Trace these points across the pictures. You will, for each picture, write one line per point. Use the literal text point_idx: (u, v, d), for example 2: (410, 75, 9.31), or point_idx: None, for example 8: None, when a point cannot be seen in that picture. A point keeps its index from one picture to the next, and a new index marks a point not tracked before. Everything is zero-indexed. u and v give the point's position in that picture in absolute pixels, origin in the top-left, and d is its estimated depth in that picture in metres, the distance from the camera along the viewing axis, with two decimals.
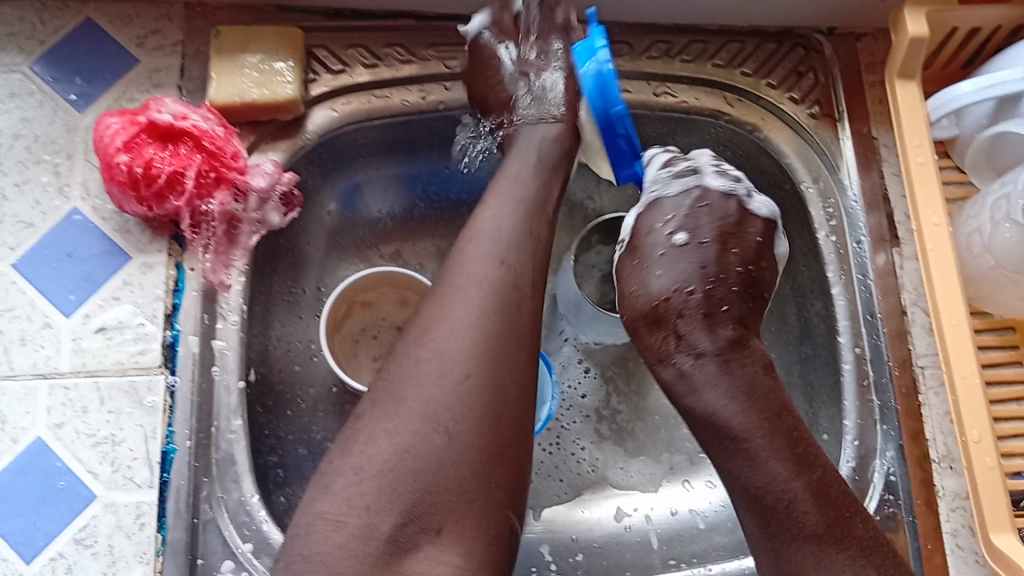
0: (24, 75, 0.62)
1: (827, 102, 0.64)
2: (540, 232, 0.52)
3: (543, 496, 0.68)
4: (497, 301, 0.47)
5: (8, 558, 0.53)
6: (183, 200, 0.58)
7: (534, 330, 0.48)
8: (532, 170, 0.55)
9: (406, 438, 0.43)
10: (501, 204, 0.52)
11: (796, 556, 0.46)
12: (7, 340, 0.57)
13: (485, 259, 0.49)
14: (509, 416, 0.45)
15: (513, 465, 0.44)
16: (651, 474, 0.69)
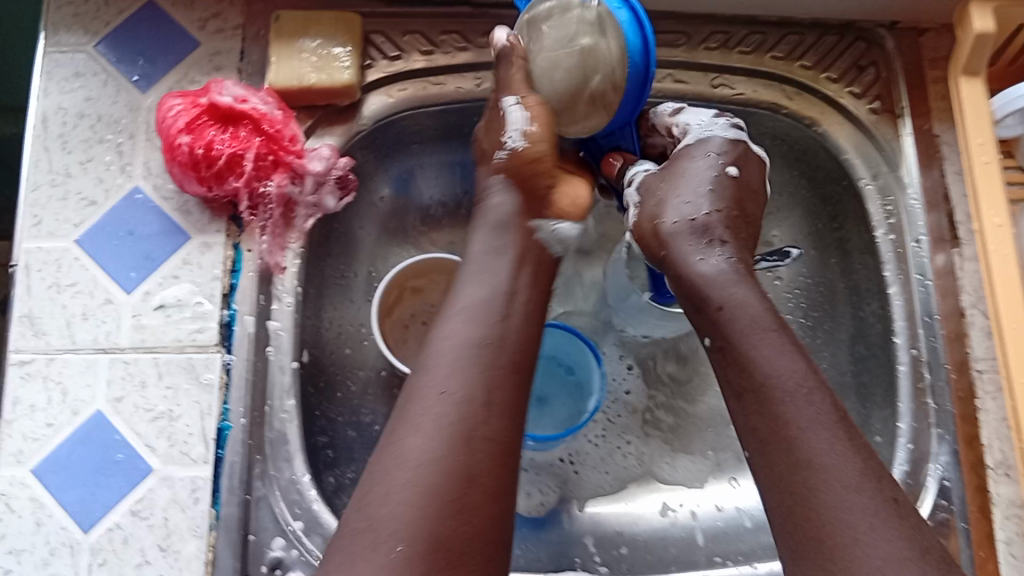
0: (89, 55, 0.64)
1: (889, 98, 0.63)
2: (499, 344, 0.46)
3: (588, 487, 0.68)
4: (448, 423, 0.42)
5: (68, 526, 0.54)
6: (241, 182, 0.59)
7: (493, 440, 0.43)
8: (483, 282, 0.49)
9: (384, 507, 0.40)
10: (454, 326, 0.47)
11: (792, 441, 0.43)
12: (70, 314, 0.58)
13: (429, 391, 0.44)
14: (485, 480, 0.42)
15: (488, 531, 0.41)
16: (697, 472, 0.69)
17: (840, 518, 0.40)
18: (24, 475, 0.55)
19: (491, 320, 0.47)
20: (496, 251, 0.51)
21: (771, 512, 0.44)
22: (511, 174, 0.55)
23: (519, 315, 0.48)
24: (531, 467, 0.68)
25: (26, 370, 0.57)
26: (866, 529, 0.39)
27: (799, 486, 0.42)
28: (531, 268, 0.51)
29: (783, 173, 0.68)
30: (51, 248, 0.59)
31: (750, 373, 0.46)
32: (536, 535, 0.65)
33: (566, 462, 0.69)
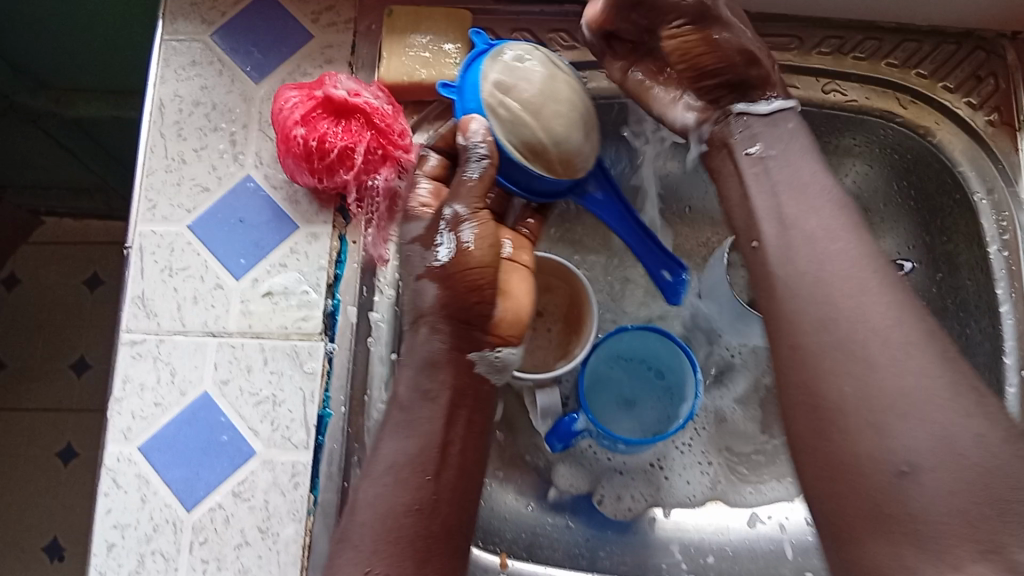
0: (206, 45, 0.65)
1: (1008, 110, 0.61)
2: (425, 461, 0.49)
3: (679, 494, 0.68)
4: (397, 547, 0.47)
5: (171, 504, 0.56)
6: (351, 175, 0.60)
7: (441, 515, 0.49)
8: (419, 396, 0.51)
9: None
10: (392, 437, 0.50)
11: (840, 359, 0.44)
12: (181, 298, 0.60)
13: (372, 510, 0.48)
14: None
15: None
16: (788, 485, 0.68)
17: (871, 449, 0.42)
18: (132, 452, 0.57)
19: (432, 431, 0.50)
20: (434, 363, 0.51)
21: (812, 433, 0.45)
22: (444, 319, 0.50)
23: (457, 421, 0.51)
24: (624, 470, 0.68)
25: (138, 349, 0.59)
26: (919, 433, 0.41)
27: (839, 404, 0.43)
28: (470, 406, 0.52)
29: (887, 182, 0.68)
30: (165, 232, 0.61)
31: (805, 272, 0.47)
32: (621, 538, 0.66)
33: (657, 468, 0.68)
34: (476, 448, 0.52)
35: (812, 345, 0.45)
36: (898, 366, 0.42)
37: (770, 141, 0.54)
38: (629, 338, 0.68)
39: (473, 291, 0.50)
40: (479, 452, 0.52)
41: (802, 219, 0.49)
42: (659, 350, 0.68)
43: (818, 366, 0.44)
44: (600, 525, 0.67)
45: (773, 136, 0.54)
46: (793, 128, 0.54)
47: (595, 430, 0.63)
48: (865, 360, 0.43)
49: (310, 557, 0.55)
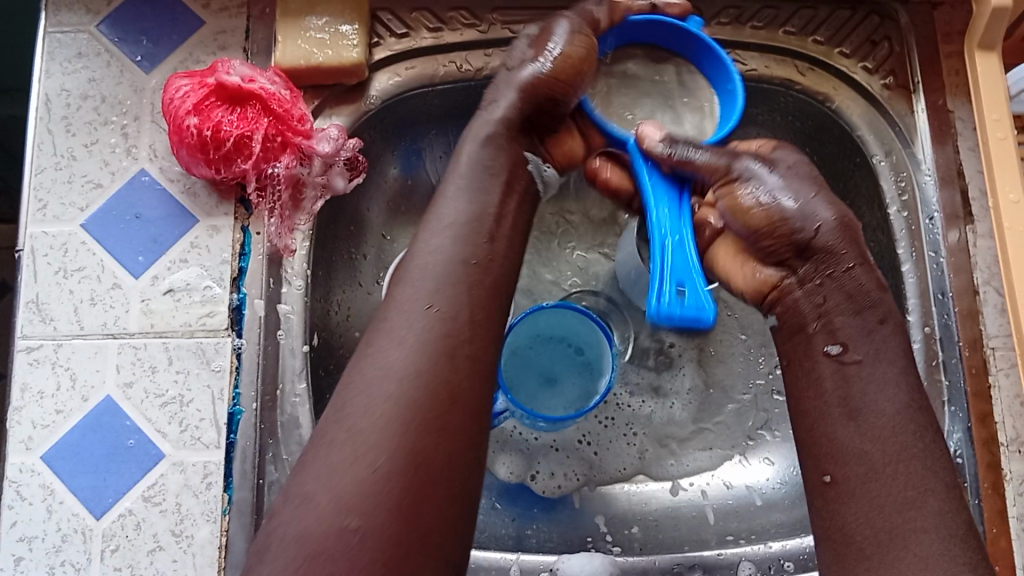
0: (91, 35, 0.63)
1: (902, 73, 0.63)
2: (455, 325, 0.45)
3: (610, 469, 0.68)
4: (421, 351, 0.44)
5: (79, 513, 0.54)
6: (249, 163, 0.58)
7: (468, 387, 0.44)
8: (451, 235, 0.49)
9: (371, 430, 0.42)
10: (421, 280, 0.47)
11: (894, 460, 0.44)
12: (77, 300, 0.57)
13: (415, 305, 0.46)
14: (456, 411, 0.43)
15: (453, 422, 0.43)
16: (711, 455, 0.69)
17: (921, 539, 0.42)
18: (35, 462, 0.55)
19: (474, 283, 0.47)
20: (489, 170, 0.52)
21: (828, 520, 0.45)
22: (510, 116, 0.55)
23: (507, 227, 0.51)
24: (561, 447, 0.69)
25: (34, 356, 0.56)
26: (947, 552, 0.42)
27: (885, 496, 0.44)
28: (517, 197, 0.53)
29: None
30: (56, 232, 0.58)
31: (867, 393, 0.46)
32: (549, 517, 0.66)
33: (585, 445, 0.69)
34: (506, 287, 0.49)
35: (852, 511, 0.44)
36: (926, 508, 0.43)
37: (855, 340, 0.48)
38: (547, 314, 0.68)
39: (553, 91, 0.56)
40: (504, 307, 0.49)
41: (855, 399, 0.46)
42: (578, 326, 0.68)
43: (863, 566, 0.43)
44: (526, 503, 0.67)
45: (859, 333, 0.48)
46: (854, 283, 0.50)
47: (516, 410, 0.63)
48: (900, 478, 0.44)
49: (226, 558, 0.54)
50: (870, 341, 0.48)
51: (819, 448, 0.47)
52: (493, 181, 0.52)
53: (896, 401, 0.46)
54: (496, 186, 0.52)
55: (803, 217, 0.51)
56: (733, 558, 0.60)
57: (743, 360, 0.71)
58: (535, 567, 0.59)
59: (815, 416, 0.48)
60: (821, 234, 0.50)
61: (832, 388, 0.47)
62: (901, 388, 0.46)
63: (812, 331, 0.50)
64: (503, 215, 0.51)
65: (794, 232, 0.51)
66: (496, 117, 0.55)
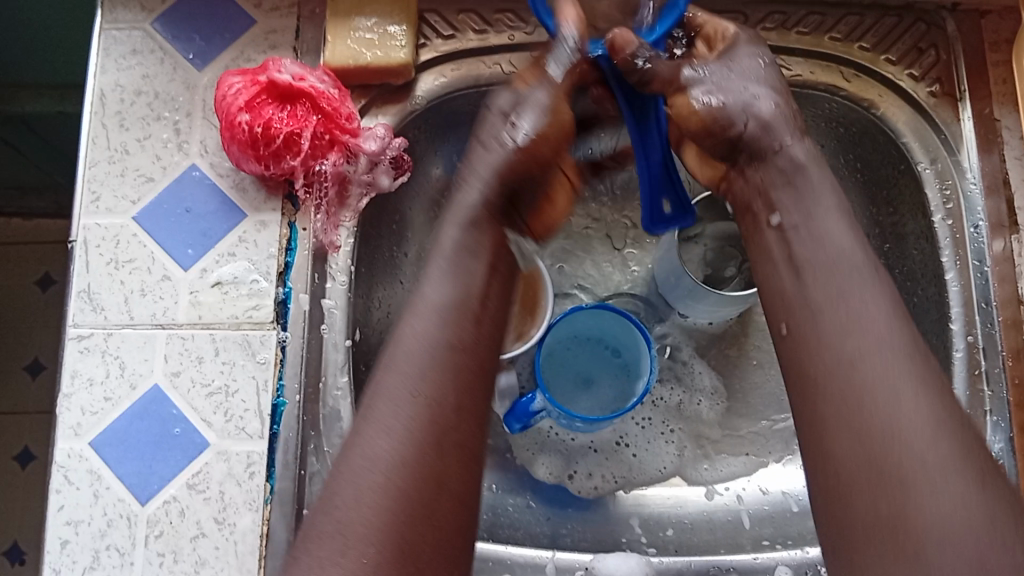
0: (146, 33, 0.64)
1: (949, 81, 0.62)
2: (439, 416, 0.45)
3: (648, 471, 0.69)
4: (409, 442, 0.44)
5: (125, 499, 0.55)
6: (298, 160, 0.59)
7: (451, 479, 0.44)
8: (440, 316, 0.47)
9: (363, 524, 0.42)
10: (406, 368, 0.45)
11: (854, 327, 0.44)
12: (127, 290, 0.59)
13: (401, 392, 0.45)
14: (444, 497, 0.44)
15: (441, 511, 0.43)
16: (745, 461, 0.69)
17: (896, 411, 0.41)
18: (83, 448, 0.56)
19: (458, 373, 0.46)
20: (472, 254, 0.49)
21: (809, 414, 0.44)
22: (486, 205, 0.50)
23: (493, 308, 0.49)
24: (599, 448, 0.69)
25: (85, 344, 0.58)
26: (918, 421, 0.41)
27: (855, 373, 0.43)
28: (504, 280, 0.50)
29: (835, 157, 0.69)
30: (109, 224, 0.60)
31: (819, 262, 0.47)
32: (582, 516, 0.66)
33: (622, 446, 0.69)
34: (490, 374, 0.48)
35: (827, 395, 0.44)
36: (892, 379, 0.42)
37: (791, 206, 0.50)
38: (584, 315, 0.68)
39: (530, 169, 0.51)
40: (489, 390, 0.48)
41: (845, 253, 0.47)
42: (615, 327, 0.68)
43: (849, 445, 0.42)
44: (561, 503, 0.67)
45: (796, 202, 0.50)
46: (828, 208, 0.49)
47: (552, 409, 0.63)
48: (865, 355, 0.43)
49: (268, 546, 0.55)
50: (803, 199, 0.49)
51: (793, 347, 0.46)
52: (477, 264, 0.49)
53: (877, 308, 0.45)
54: (478, 267, 0.49)
55: (743, 113, 0.52)
56: (770, 563, 0.60)
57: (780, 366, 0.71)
58: (572, 565, 0.59)
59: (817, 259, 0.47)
60: (762, 126, 0.51)
61: (790, 284, 0.48)
62: (856, 259, 0.47)
63: (759, 211, 0.52)
64: (494, 290, 0.49)
65: (732, 126, 0.52)
66: (472, 204, 0.50)
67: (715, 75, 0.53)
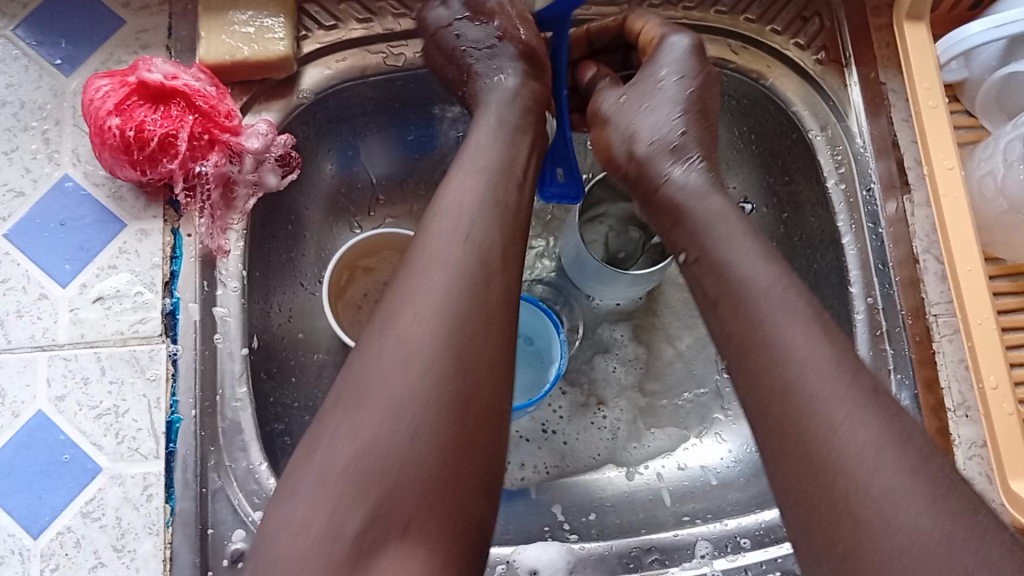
0: (7, 40, 0.61)
1: (834, 47, 0.63)
2: (491, 249, 0.46)
3: (577, 460, 0.68)
4: (458, 273, 0.45)
5: (15, 533, 0.52)
6: (176, 163, 0.56)
7: (500, 309, 0.45)
8: (486, 173, 0.50)
9: (413, 349, 0.43)
10: (452, 215, 0.47)
11: (780, 359, 0.43)
12: (3, 312, 0.55)
13: (449, 234, 0.47)
14: (493, 333, 0.44)
15: (489, 350, 0.43)
16: (669, 434, 0.69)
17: (838, 426, 0.40)
18: None
19: (506, 219, 0.48)
20: (504, 126, 0.54)
21: (759, 439, 0.43)
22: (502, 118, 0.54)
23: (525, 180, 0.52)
24: (530, 437, 0.68)
25: None
26: (845, 418, 0.40)
27: (787, 404, 0.41)
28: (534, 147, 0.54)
29: (730, 131, 0.69)
30: None
31: (733, 287, 0.46)
32: (504, 507, 0.65)
33: (547, 435, 0.68)
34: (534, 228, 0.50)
35: (774, 425, 0.42)
36: (819, 402, 0.41)
37: (688, 242, 0.50)
38: None
39: (535, 65, 0.58)
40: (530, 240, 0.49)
41: (756, 280, 0.46)
42: (523, 315, 0.68)
43: (802, 461, 0.40)
44: None
45: (692, 235, 0.50)
46: (739, 241, 0.48)
47: None
48: (792, 386, 0.42)
49: (172, 570, 0.52)
50: (694, 227, 0.50)
51: (744, 377, 0.44)
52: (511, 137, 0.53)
53: (801, 327, 0.43)
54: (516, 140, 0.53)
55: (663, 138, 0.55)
56: (691, 537, 0.60)
57: (693, 342, 0.72)
58: (493, 560, 0.58)
59: (728, 293, 0.46)
60: (668, 151, 0.55)
61: (724, 321, 0.46)
62: (797, 294, 0.45)
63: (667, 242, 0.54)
64: (526, 165, 0.53)
65: (631, 160, 0.57)
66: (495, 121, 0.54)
67: (630, 105, 0.58)
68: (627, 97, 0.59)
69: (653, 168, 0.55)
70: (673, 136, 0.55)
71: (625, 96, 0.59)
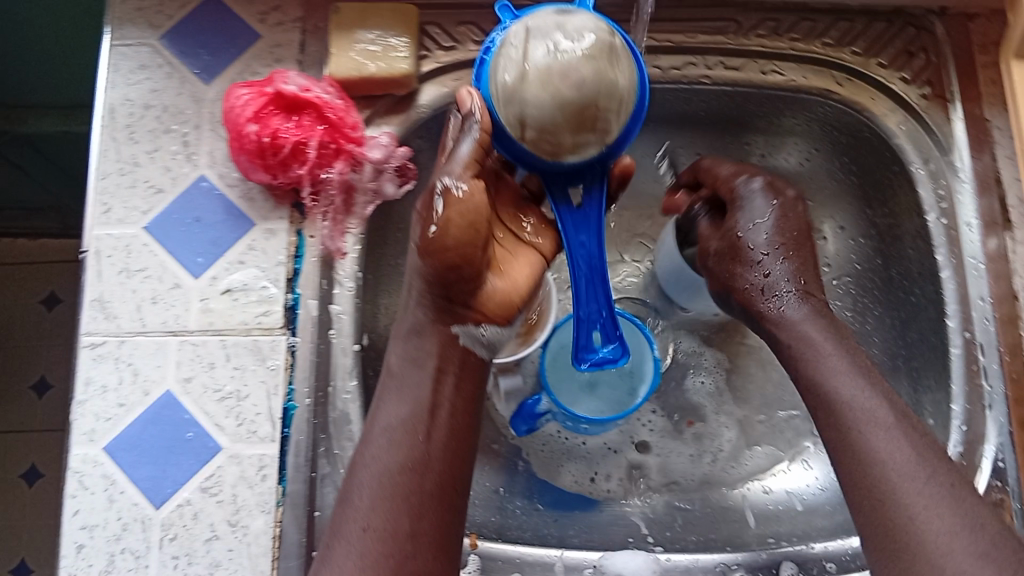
0: (154, 48, 0.66)
1: (939, 83, 0.64)
2: (424, 469, 0.51)
3: (661, 475, 0.70)
4: (391, 497, 0.50)
5: (139, 502, 0.56)
6: (305, 169, 0.61)
7: (430, 496, 0.51)
8: (407, 401, 0.53)
9: (367, 550, 0.48)
10: (386, 433, 0.52)
11: (874, 469, 0.50)
12: (140, 298, 0.60)
13: (378, 447, 0.52)
14: (421, 535, 0.50)
15: (421, 548, 0.49)
16: (766, 454, 0.71)
17: (913, 527, 0.47)
18: (97, 453, 0.57)
19: (413, 440, 0.52)
20: (416, 361, 0.54)
21: (867, 537, 0.49)
22: (432, 312, 0.54)
23: (450, 399, 0.54)
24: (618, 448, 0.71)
25: (98, 351, 0.59)
26: (923, 512, 0.47)
27: (876, 491, 0.49)
28: (455, 369, 0.54)
29: (830, 162, 0.71)
30: (120, 234, 0.61)
31: (829, 397, 0.54)
32: (589, 517, 0.67)
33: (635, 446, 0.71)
34: (465, 436, 0.54)
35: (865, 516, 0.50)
36: (910, 508, 0.48)
37: (789, 364, 0.58)
38: None
39: (455, 267, 0.51)
40: (463, 449, 0.54)
41: (847, 403, 0.53)
42: None
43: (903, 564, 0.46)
44: (567, 505, 0.68)
45: (800, 356, 0.57)
46: (835, 363, 0.55)
47: (558, 410, 0.67)
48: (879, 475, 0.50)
49: (281, 547, 0.56)
50: (809, 345, 0.57)
51: (851, 467, 0.51)
52: (425, 367, 0.54)
53: (884, 436, 0.51)
54: (424, 378, 0.54)
55: (760, 291, 0.61)
56: (778, 557, 0.61)
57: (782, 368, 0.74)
58: (580, 563, 0.60)
59: (830, 408, 0.54)
60: (761, 291, 0.61)
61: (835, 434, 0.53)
62: (855, 377, 0.54)
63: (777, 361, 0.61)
64: (444, 385, 0.54)
65: (735, 295, 0.63)
66: (422, 317, 0.55)
67: (736, 237, 0.62)
68: (727, 223, 0.63)
69: (755, 304, 0.61)
70: (772, 276, 0.61)
71: (723, 227, 0.63)
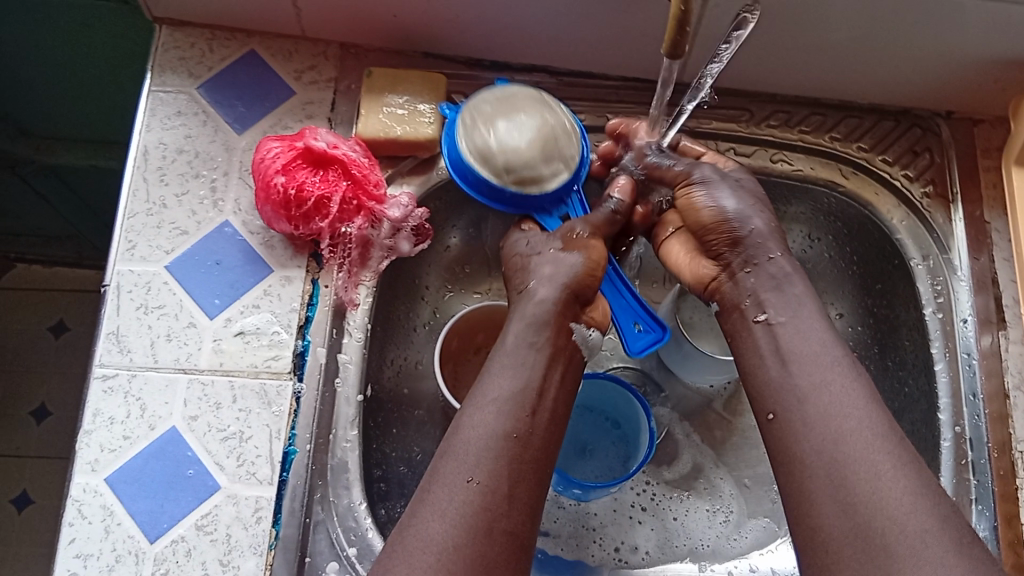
0: (191, 97, 0.69)
1: (942, 183, 0.67)
2: (526, 443, 0.50)
3: (653, 540, 0.70)
4: (491, 459, 0.48)
5: (135, 535, 0.56)
6: (326, 222, 0.63)
7: (527, 468, 0.49)
8: (510, 375, 0.53)
9: (456, 514, 0.46)
10: (486, 406, 0.51)
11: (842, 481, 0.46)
12: (154, 334, 0.62)
13: (480, 419, 0.51)
14: (519, 503, 0.48)
15: (516, 521, 0.47)
16: (763, 527, 0.72)
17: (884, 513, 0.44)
18: (98, 483, 0.57)
19: (521, 409, 0.51)
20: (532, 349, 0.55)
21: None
22: (559, 305, 0.58)
23: (549, 401, 0.53)
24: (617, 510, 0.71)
25: (109, 384, 0.60)
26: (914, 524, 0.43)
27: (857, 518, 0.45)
28: (563, 364, 0.56)
29: (834, 250, 0.73)
30: (142, 271, 0.63)
31: (821, 422, 0.49)
32: None
33: (636, 509, 0.72)
34: (561, 422, 0.54)
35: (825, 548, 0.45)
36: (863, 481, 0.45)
37: (778, 306, 0.55)
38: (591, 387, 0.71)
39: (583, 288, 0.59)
40: (556, 443, 0.53)
41: (845, 435, 0.47)
42: (616, 399, 0.71)
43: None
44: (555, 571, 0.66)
45: (780, 301, 0.56)
46: (828, 367, 0.51)
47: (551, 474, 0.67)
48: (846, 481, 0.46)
49: None
50: (786, 302, 0.55)
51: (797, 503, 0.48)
52: (537, 359, 0.54)
53: (883, 453, 0.46)
54: (538, 362, 0.54)
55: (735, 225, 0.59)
56: None
57: None
58: None
59: (787, 413, 0.50)
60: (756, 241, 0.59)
61: (806, 448, 0.48)
62: (859, 385, 0.50)
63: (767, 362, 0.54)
64: (551, 376, 0.54)
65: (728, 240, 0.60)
66: (547, 304, 0.57)
67: (732, 198, 0.61)
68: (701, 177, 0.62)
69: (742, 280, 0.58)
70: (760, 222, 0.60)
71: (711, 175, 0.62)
